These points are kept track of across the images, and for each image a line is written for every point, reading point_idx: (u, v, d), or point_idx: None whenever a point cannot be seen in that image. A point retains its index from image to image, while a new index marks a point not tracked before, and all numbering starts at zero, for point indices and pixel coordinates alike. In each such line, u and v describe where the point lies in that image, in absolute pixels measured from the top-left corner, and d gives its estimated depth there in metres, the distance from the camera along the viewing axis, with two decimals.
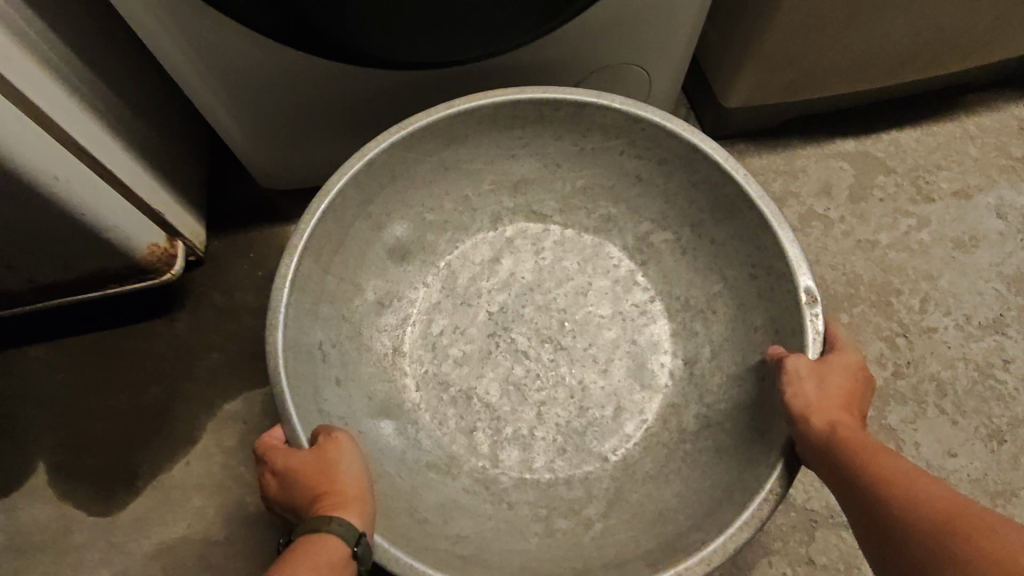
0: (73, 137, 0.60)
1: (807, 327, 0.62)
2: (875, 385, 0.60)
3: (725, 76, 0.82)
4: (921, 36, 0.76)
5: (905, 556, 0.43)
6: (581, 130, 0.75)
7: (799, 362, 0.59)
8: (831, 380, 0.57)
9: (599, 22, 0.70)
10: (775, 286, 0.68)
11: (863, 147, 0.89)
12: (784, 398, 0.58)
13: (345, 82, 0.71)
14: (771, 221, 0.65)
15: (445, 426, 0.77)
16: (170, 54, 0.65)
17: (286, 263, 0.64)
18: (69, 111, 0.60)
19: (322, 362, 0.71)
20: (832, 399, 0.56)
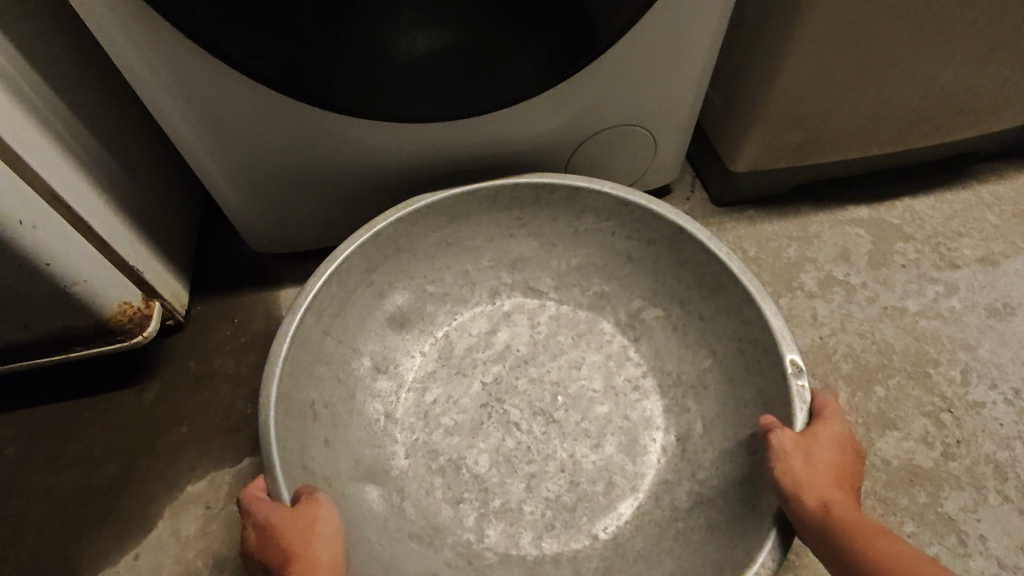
0: (48, 182, 0.57)
1: (795, 397, 0.56)
2: (864, 458, 0.53)
3: (732, 141, 0.81)
4: (930, 99, 0.75)
5: None
6: (574, 212, 0.73)
7: (783, 439, 0.53)
8: (820, 453, 0.51)
9: (602, 84, 0.69)
10: (762, 360, 0.62)
11: (878, 214, 0.86)
12: (773, 475, 0.52)
13: (346, 146, 0.69)
14: (754, 294, 0.61)
15: (432, 496, 0.68)
16: (159, 104, 0.61)
17: (289, 318, 0.62)
18: (49, 157, 0.57)
19: (312, 423, 0.64)
20: (823, 474, 0.50)
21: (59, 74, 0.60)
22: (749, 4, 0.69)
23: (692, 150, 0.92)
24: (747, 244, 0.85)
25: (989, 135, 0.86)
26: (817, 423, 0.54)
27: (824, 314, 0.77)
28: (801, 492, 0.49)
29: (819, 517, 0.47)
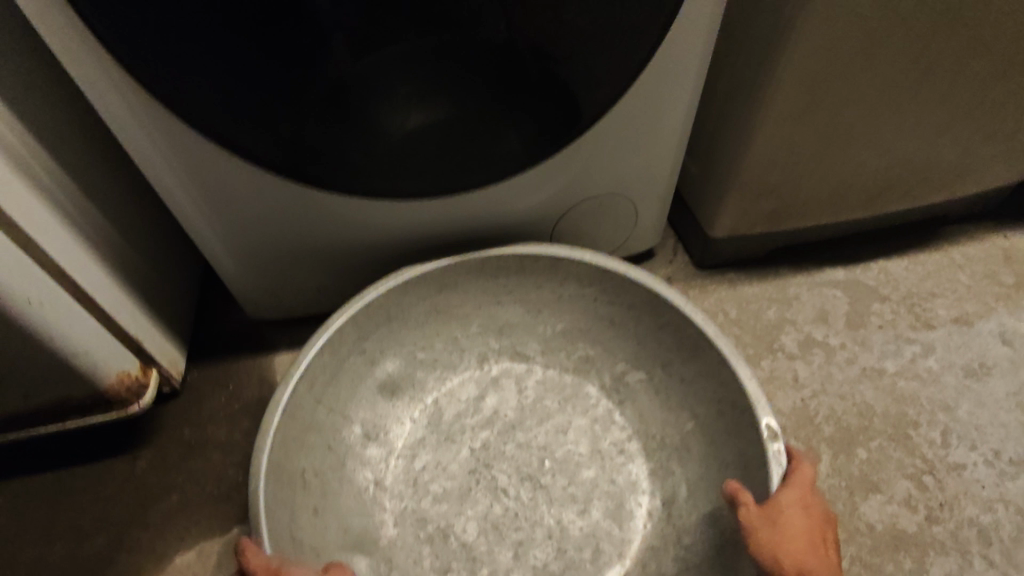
0: (55, 260, 0.59)
1: (772, 462, 0.57)
2: (827, 507, 0.56)
3: (709, 209, 0.85)
4: (894, 168, 0.79)
5: None
6: (558, 279, 0.76)
7: (752, 508, 0.54)
8: (791, 517, 0.53)
9: (581, 160, 0.73)
10: (740, 424, 0.63)
11: (853, 276, 0.90)
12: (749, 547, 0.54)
13: (341, 220, 0.73)
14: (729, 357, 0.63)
15: (421, 565, 0.69)
16: (166, 186, 0.65)
17: (282, 388, 0.64)
18: (59, 236, 0.60)
19: (302, 491, 0.66)
20: (798, 539, 0.53)
21: (70, 160, 0.64)
22: (717, 85, 0.74)
23: (674, 216, 0.96)
24: (728, 307, 0.88)
25: (956, 200, 0.90)
26: (785, 486, 0.56)
27: (805, 376, 0.79)
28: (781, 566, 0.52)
29: None
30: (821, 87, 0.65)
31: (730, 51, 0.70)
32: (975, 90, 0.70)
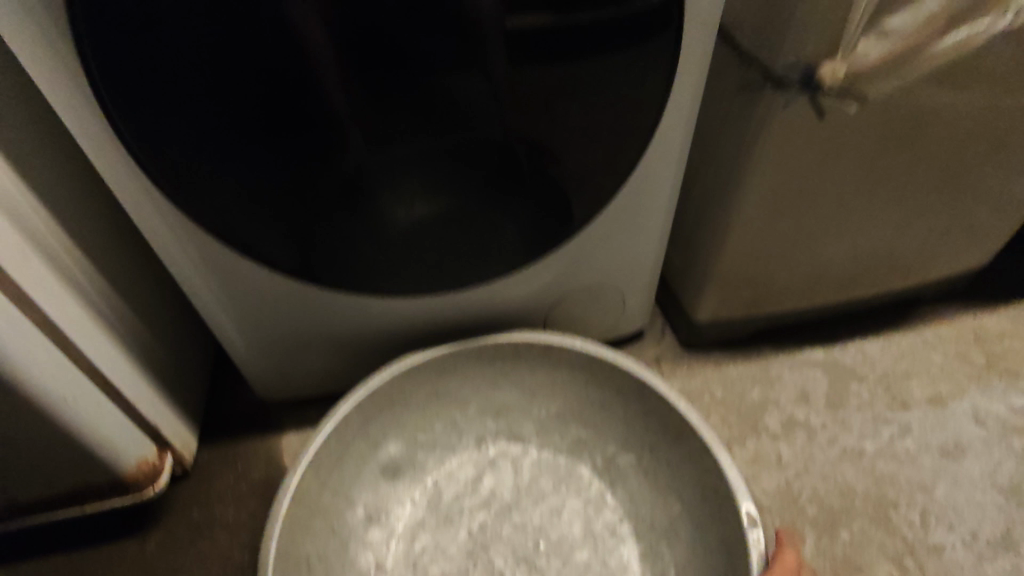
0: (90, 359, 0.65)
1: (750, 552, 0.62)
2: None
3: (692, 294, 0.90)
4: (862, 259, 0.86)
5: None
6: (551, 364, 0.81)
7: None
8: None
9: (571, 257, 0.79)
10: (723, 510, 0.68)
11: (832, 356, 0.94)
12: None
13: (351, 313, 0.78)
14: (710, 444, 0.68)
15: None
16: (193, 286, 0.72)
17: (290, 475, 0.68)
18: (94, 336, 0.66)
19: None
20: None
21: (103, 262, 0.69)
22: (694, 188, 0.81)
23: (662, 298, 1.02)
24: (714, 387, 0.92)
25: (928, 282, 0.95)
26: None
27: (788, 457, 0.83)
28: None
29: None
30: (787, 196, 0.71)
31: (704, 159, 0.76)
32: (929, 191, 0.76)
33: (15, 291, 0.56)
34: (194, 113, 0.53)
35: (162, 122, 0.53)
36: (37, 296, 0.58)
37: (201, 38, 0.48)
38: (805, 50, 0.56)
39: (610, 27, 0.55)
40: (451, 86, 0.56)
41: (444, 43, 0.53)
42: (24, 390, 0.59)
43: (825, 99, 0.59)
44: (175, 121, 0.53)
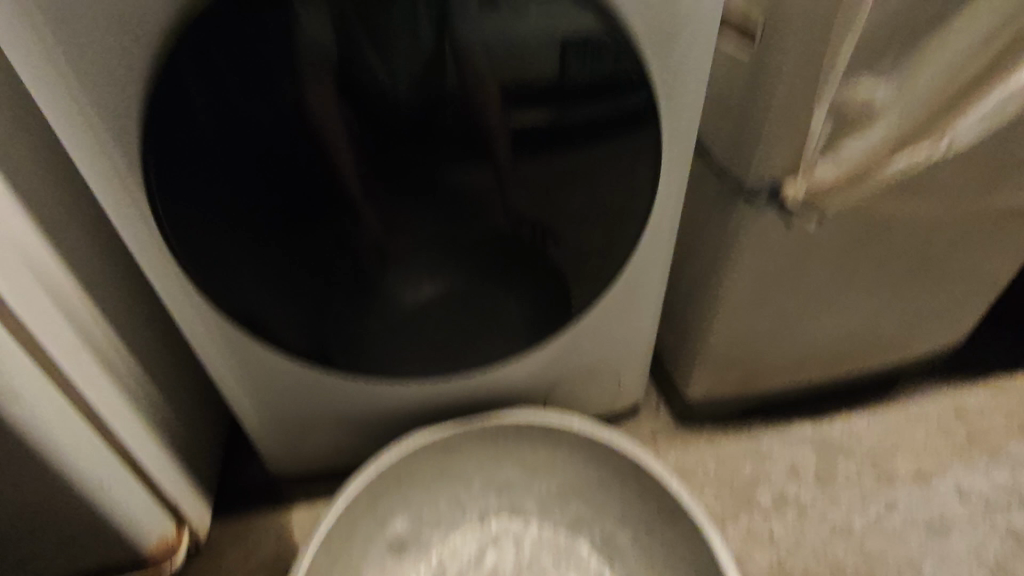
0: (132, 450, 0.69)
1: None
2: None
3: (684, 372, 0.95)
4: (846, 342, 0.90)
5: None
6: (552, 443, 0.85)
7: None
8: None
9: (571, 343, 0.85)
10: None
11: (821, 432, 0.98)
12: None
13: (363, 393, 0.83)
14: (703, 525, 0.73)
15: None
16: (219, 371, 0.78)
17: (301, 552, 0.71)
18: (134, 430, 0.70)
19: None
20: None
21: (141, 346, 0.75)
22: (683, 275, 0.87)
23: (656, 372, 1.07)
24: (708, 462, 0.96)
25: (911, 360, 0.99)
26: None
27: (779, 533, 0.88)
28: None
29: None
30: (768, 286, 0.77)
31: (690, 250, 0.83)
32: (902, 279, 0.81)
33: (70, 390, 0.61)
34: (235, 217, 0.60)
35: (207, 231, 0.61)
36: (86, 391, 0.63)
37: (247, 153, 0.56)
38: (773, 167, 0.64)
39: (608, 117, 0.60)
40: (459, 179, 0.62)
41: (452, 147, 0.59)
42: (71, 483, 0.62)
43: (787, 211, 0.67)
44: (220, 230, 0.61)
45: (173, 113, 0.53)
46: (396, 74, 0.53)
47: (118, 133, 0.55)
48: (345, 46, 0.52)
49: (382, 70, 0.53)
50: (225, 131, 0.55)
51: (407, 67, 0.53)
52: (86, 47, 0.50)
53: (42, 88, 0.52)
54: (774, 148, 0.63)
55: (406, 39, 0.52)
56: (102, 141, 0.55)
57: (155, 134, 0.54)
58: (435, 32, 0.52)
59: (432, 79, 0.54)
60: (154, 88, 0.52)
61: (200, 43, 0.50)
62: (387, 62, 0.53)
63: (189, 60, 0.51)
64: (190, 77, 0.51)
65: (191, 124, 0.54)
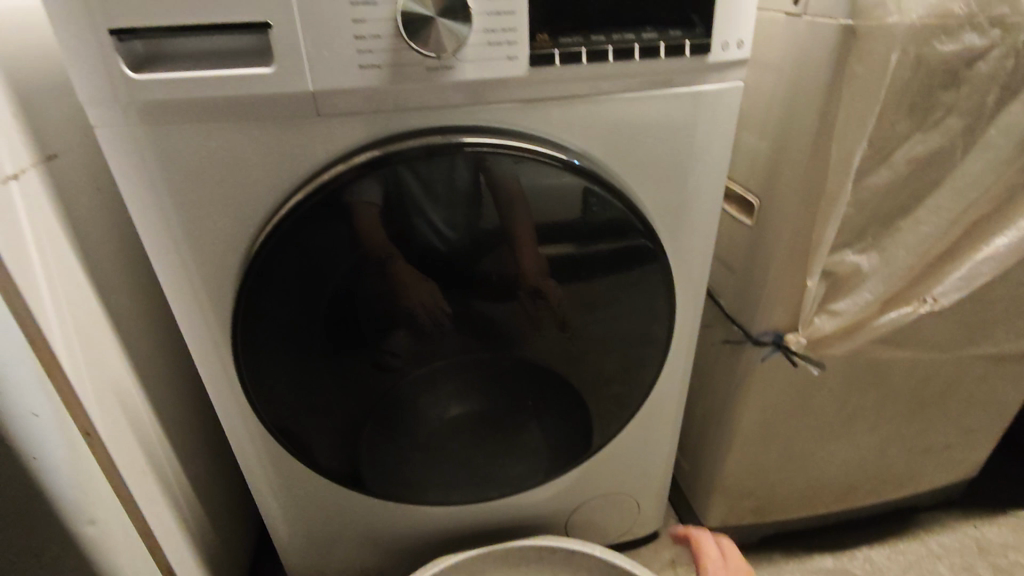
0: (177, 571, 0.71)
1: None
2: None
3: (702, 500, 0.97)
4: (856, 474, 0.93)
5: None
6: (574, 569, 0.87)
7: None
8: None
9: (593, 470, 0.88)
10: None
11: (841, 565, 0.98)
12: None
13: (395, 514, 0.86)
14: None
15: None
16: (261, 491, 0.82)
17: None
18: (180, 548, 0.72)
19: None
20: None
21: (195, 464, 0.81)
22: (697, 405, 0.92)
23: (674, 496, 1.09)
24: None
25: (926, 493, 1.01)
26: None
27: None
28: None
29: None
30: (776, 423, 0.82)
31: (703, 382, 0.89)
32: (903, 417, 0.86)
33: (143, 523, 0.65)
34: (302, 366, 0.67)
35: (275, 378, 0.67)
36: (153, 524, 0.66)
37: (320, 313, 0.63)
38: (774, 322, 0.72)
39: (646, 250, 0.66)
40: (494, 311, 0.67)
41: (499, 301, 0.66)
42: None
43: (794, 358, 0.73)
44: (287, 377, 0.67)
45: (262, 285, 0.60)
46: (440, 219, 0.59)
47: (214, 295, 0.62)
48: (400, 202, 0.57)
49: (428, 217, 0.59)
50: (304, 297, 0.62)
51: (447, 212, 0.59)
52: (193, 239, 0.58)
53: (158, 261, 0.59)
54: (773, 307, 0.71)
55: (445, 187, 0.57)
56: (199, 301, 0.62)
57: (238, 298, 0.61)
58: (474, 179, 0.57)
59: (473, 222, 0.59)
60: (247, 265, 0.59)
61: (291, 232, 0.57)
62: (433, 209, 0.58)
63: (274, 241, 0.57)
64: (280, 257, 0.58)
65: (276, 293, 0.61)
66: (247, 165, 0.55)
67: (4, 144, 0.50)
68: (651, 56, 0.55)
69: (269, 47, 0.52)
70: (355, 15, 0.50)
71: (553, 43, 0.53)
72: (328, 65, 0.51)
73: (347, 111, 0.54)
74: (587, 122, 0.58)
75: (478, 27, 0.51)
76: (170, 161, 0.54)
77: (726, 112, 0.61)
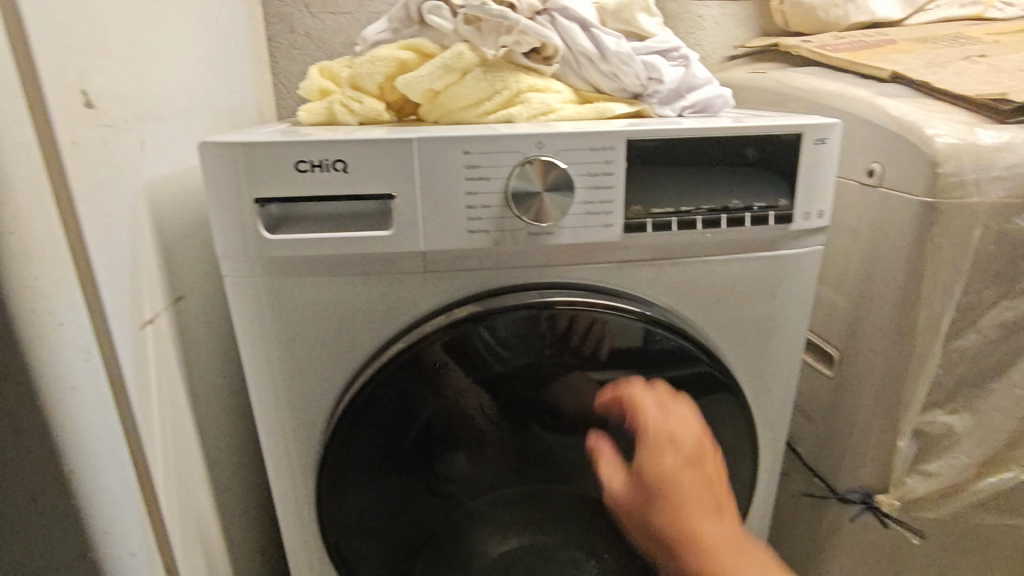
0: None
1: None
2: (678, 430, 0.53)
3: None
4: None
5: (676, 451, 0.52)
6: None
7: (647, 419, 0.54)
8: (663, 452, 0.52)
9: None
10: None
11: None
12: (648, 434, 0.53)
13: None
14: None
15: None
16: None
17: None
18: None
19: None
20: (678, 426, 0.54)
21: None
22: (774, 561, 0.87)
23: None
24: None
25: None
26: None
27: None
28: (654, 452, 0.52)
29: (671, 463, 0.51)
30: None
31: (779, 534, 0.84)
32: None
33: None
34: (376, 512, 0.64)
35: (350, 526, 0.65)
36: None
37: (399, 455, 0.62)
38: (863, 478, 0.69)
39: (717, 376, 0.62)
40: (554, 441, 0.63)
41: (564, 435, 0.63)
42: None
43: (885, 519, 0.69)
44: (360, 526, 0.65)
45: (352, 433, 0.60)
46: (521, 364, 0.59)
47: (304, 433, 0.64)
48: (492, 353, 0.59)
49: (500, 353, 0.59)
50: (391, 444, 0.61)
51: (527, 356, 0.59)
52: (292, 380, 0.61)
53: (258, 400, 0.63)
54: (861, 462, 0.68)
55: (522, 332, 0.58)
56: (289, 438, 0.64)
57: (326, 451, 0.61)
58: (561, 328, 0.59)
59: (548, 358, 0.60)
60: (339, 415, 0.60)
61: (385, 378, 0.58)
62: (497, 342, 0.58)
63: (368, 390, 0.59)
64: (373, 405, 0.59)
65: (361, 438, 0.61)
66: (354, 315, 0.59)
67: (148, 295, 0.56)
68: (738, 225, 0.59)
69: (388, 211, 0.57)
70: (470, 189, 0.55)
71: (645, 213, 0.57)
72: (440, 231, 0.56)
73: (453, 269, 0.58)
74: (674, 282, 0.61)
75: (579, 199, 0.56)
76: (283, 311, 0.59)
77: (807, 274, 0.63)
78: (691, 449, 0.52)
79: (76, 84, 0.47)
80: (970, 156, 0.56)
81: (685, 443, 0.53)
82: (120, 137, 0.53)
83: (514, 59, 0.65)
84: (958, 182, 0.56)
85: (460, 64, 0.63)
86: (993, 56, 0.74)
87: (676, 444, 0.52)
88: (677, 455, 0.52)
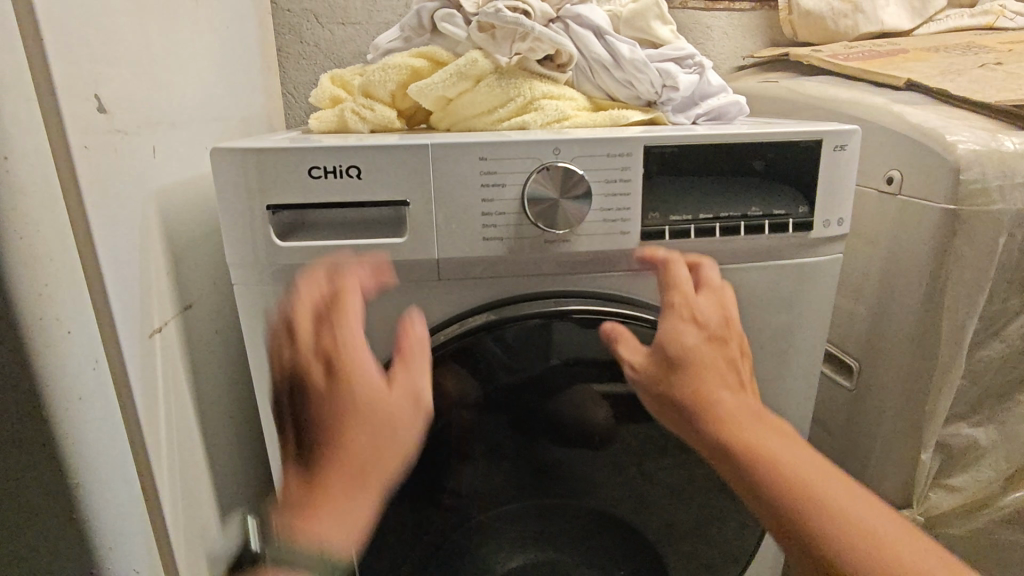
0: None
1: None
2: (703, 308, 0.55)
3: None
4: None
5: (699, 333, 0.54)
6: None
7: (673, 295, 0.55)
8: (688, 331, 0.54)
9: None
10: None
11: None
12: (671, 311, 0.55)
13: None
14: None
15: None
16: None
17: None
18: None
19: None
20: (705, 305, 0.55)
21: None
22: None
23: None
24: None
25: None
26: None
27: None
28: (677, 331, 0.54)
29: (693, 343, 0.54)
30: None
31: None
32: None
33: None
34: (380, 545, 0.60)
35: None
36: None
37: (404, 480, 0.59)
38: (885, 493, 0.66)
39: None
40: (567, 455, 0.62)
41: (578, 451, 0.61)
42: None
43: None
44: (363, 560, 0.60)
45: None
46: (531, 375, 0.58)
47: None
48: (502, 364, 0.57)
49: (510, 366, 0.57)
50: None
51: (537, 367, 0.58)
52: None
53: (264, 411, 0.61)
54: (883, 476, 0.66)
55: (533, 342, 0.57)
56: None
57: None
58: (571, 337, 0.58)
59: (559, 371, 0.58)
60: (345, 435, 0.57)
61: None
62: (509, 354, 0.57)
63: None
64: None
65: None
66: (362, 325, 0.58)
67: (156, 302, 0.54)
68: (756, 233, 0.58)
69: (403, 217, 0.57)
70: (484, 195, 0.54)
71: (662, 220, 0.57)
72: (454, 237, 0.55)
73: (466, 278, 0.57)
74: None
75: (595, 206, 0.55)
76: None
77: (825, 283, 0.62)
78: (715, 330, 0.55)
79: (90, 88, 0.46)
80: (992, 163, 0.55)
81: (708, 324, 0.54)
82: (131, 141, 0.52)
83: (528, 66, 0.64)
84: (981, 189, 0.56)
85: (474, 72, 0.62)
86: (1007, 64, 0.73)
87: (696, 322, 0.54)
88: (699, 336, 0.54)
